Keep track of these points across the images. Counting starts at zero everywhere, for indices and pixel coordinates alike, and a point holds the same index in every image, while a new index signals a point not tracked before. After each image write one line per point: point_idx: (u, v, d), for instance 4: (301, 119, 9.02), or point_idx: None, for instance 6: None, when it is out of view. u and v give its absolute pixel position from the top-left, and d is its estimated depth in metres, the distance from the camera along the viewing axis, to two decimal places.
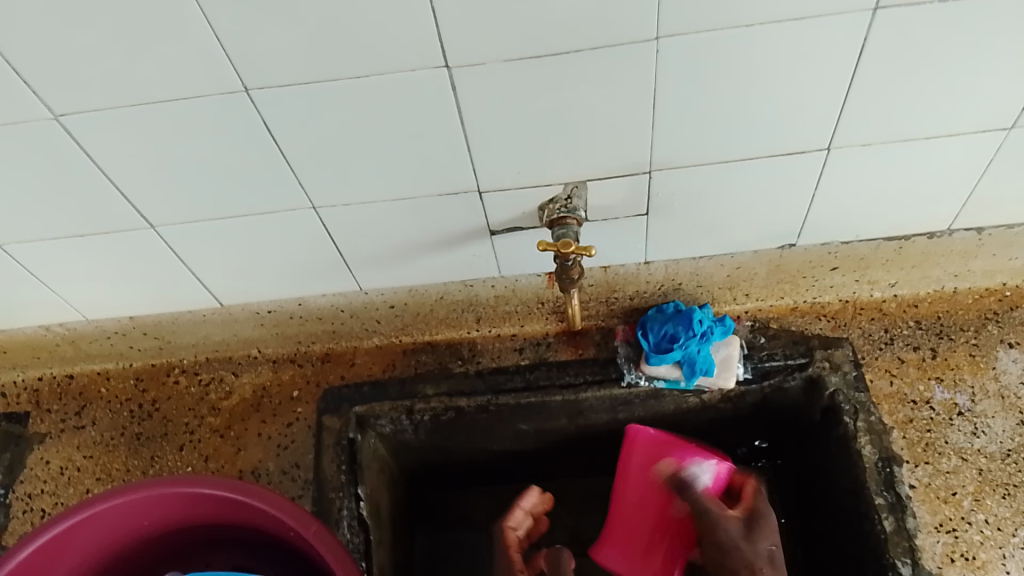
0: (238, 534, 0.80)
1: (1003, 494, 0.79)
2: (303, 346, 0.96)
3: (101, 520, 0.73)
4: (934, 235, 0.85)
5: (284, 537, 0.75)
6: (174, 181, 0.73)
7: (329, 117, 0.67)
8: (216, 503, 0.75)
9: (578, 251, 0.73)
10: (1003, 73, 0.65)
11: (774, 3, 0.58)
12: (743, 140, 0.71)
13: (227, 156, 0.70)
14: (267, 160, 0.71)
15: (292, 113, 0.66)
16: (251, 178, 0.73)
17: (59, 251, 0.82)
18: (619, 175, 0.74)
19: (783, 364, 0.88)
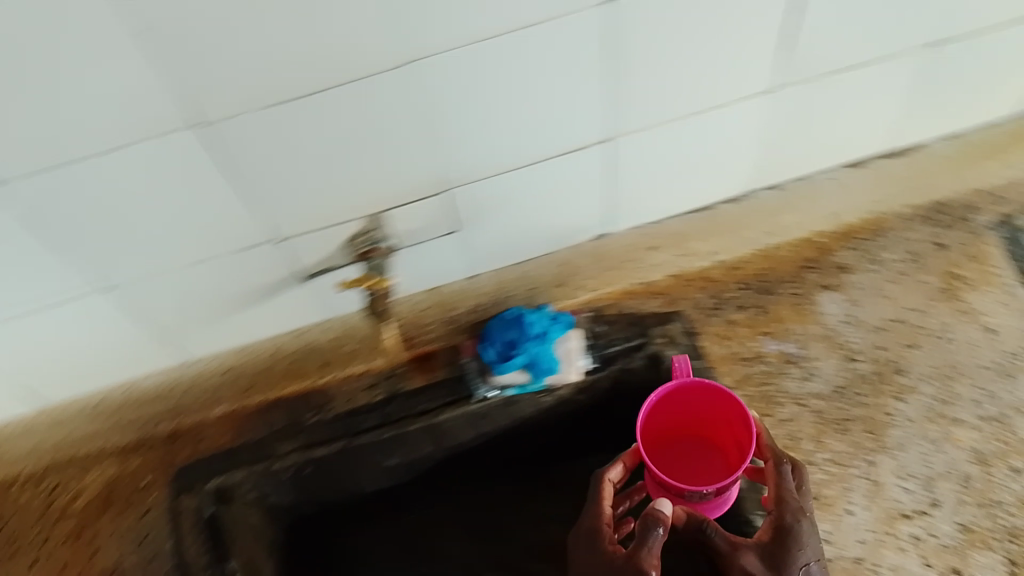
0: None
1: (841, 430, 0.84)
2: (149, 427, 0.91)
3: None
4: (738, 199, 0.92)
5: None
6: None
7: (92, 197, 0.64)
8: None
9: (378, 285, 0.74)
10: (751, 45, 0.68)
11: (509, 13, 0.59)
12: (523, 145, 0.71)
13: None
14: (39, 252, 0.67)
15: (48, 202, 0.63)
16: (29, 274, 0.69)
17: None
18: (416, 199, 0.74)
19: (622, 347, 0.92)
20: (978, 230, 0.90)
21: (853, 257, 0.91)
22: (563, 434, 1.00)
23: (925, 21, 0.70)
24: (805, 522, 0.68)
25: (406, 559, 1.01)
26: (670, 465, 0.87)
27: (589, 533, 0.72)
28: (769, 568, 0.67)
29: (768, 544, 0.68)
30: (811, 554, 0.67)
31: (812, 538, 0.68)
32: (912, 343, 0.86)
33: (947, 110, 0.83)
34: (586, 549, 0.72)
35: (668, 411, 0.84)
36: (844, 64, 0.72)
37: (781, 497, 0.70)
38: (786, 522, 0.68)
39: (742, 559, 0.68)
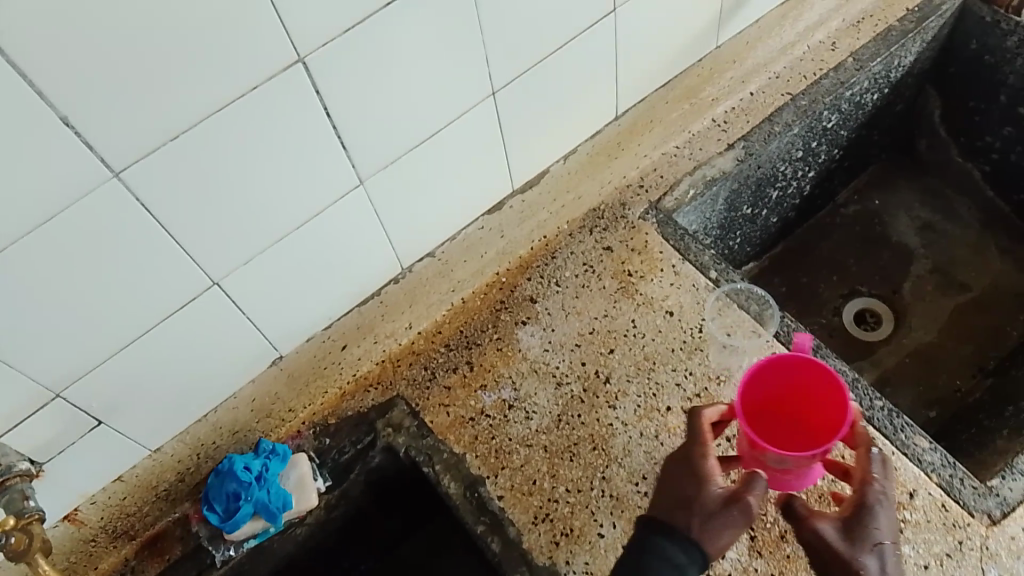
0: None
1: (570, 457, 0.85)
2: None
3: None
4: (398, 279, 0.94)
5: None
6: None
7: None
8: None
9: (26, 521, 0.69)
10: (306, 155, 0.72)
11: (25, 205, 0.59)
12: (117, 324, 0.70)
13: None
14: None
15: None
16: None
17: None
18: (25, 415, 0.70)
19: (354, 453, 0.90)
20: (635, 224, 0.97)
21: (533, 287, 0.96)
22: (344, 542, 0.96)
23: (462, 87, 0.79)
24: (884, 505, 0.70)
25: None
26: (765, 431, 0.80)
27: (689, 463, 0.74)
28: (846, 540, 0.68)
29: (847, 519, 0.70)
30: (888, 535, 0.69)
31: (892, 520, 0.70)
32: (608, 349, 0.90)
33: (549, 130, 0.93)
34: (676, 485, 0.73)
35: (774, 380, 0.78)
36: (417, 139, 0.79)
37: (867, 477, 0.71)
38: (866, 503, 0.70)
39: (817, 525, 0.70)
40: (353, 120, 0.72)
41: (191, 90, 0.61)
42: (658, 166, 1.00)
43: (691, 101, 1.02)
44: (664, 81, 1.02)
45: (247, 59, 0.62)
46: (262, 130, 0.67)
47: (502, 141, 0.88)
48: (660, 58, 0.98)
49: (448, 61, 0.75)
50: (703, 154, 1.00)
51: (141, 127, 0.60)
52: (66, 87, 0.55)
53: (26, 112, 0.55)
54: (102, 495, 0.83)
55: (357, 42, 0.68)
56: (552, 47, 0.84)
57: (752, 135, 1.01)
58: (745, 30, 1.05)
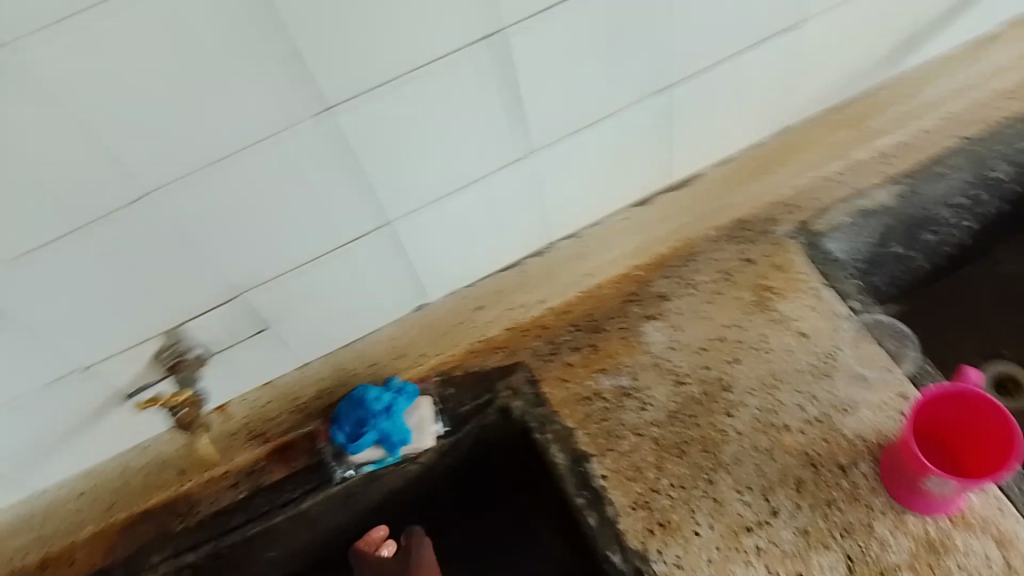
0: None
1: (679, 454, 0.87)
2: (18, 561, 0.92)
3: None
4: (541, 252, 0.99)
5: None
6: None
7: None
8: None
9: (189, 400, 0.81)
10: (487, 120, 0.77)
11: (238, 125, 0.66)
12: (297, 244, 0.78)
13: None
14: None
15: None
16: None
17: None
18: (209, 308, 0.79)
19: (474, 406, 0.95)
20: (781, 241, 0.97)
21: (668, 285, 0.97)
22: (445, 489, 1.03)
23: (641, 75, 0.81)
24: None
25: None
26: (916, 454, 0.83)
27: None
28: None
29: None
30: None
31: None
32: (734, 358, 0.91)
33: (707, 133, 0.94)
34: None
35: (946, 412, 0.81)
36: (589, 120, 0.83)
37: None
38: None
39: None
40: (537, 95, 0.77)
41: (401, 39, 0.66)
42: (814, 189, 0.99)
43: (858, 127, 1.00)
44: (830, 104, 1.00)
45: (452, 23, 0.67)
46: (449, 90, 0.72)
47: (663, 134, 0.90)
48: (839, 70, 0.94)
49: (630, 50, 0.78)
50: (863, 183, 0.99)
51: (353, 64, 0.66)
52: (302, 24, 0.61)
53: (269, 44, 0.61)
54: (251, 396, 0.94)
55: (557, 20, 0.71)
56: (730, 56, 0.85)
57: (920, 173, 1.00)
58: (936, 60, 1.02)
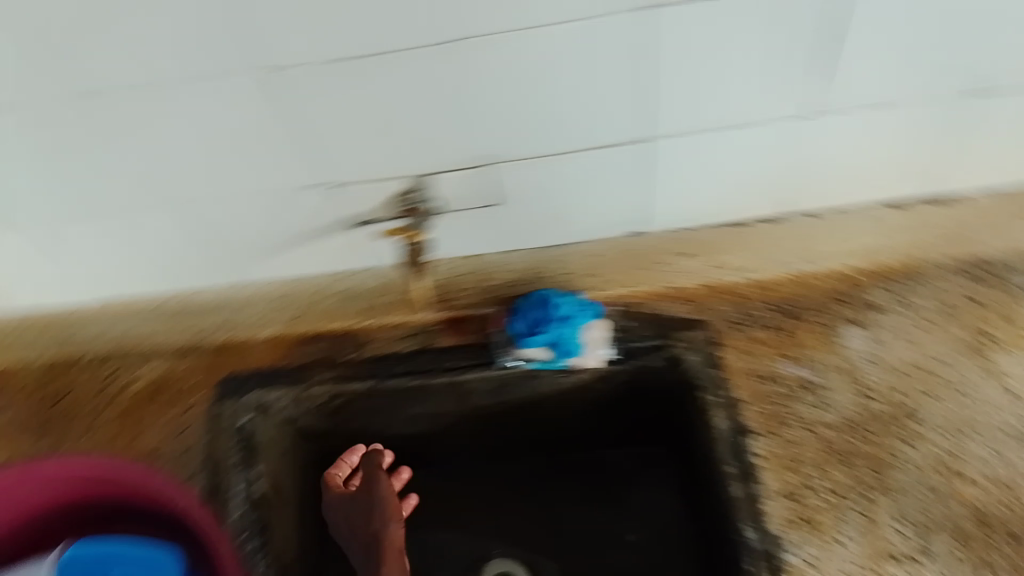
0: (136, 526, 0.87)
1: (845, 462, 0.84)
2: (199, 338, 1.00)
3: (15, 498, 0.81)
4: (775, 220, 0.94)
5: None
6: (30, 164, 0.78)
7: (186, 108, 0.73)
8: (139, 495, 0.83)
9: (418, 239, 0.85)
10: (791, 68, 0.71)
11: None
12: (557, 132, 0.77)
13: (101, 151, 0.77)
14: (131, 150, 0.77)
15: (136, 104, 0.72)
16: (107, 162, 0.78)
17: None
18: (456, 167, 0.81)
19: (646, 344, 0.93)
20: (1018, 292, 0.91)
21: (882, 296, 0.92)
22: (584, 414, 1.04)
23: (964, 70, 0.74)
24: None
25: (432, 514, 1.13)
26: None
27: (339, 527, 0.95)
28: None
29: None
30: None
31: None
32: (931, 392, 0.87)
33: (989, 155, 0.87)
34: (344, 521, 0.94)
35: None
36: (886, 104, 0.77)
37: None
38: None
39: None
40: (853, 58, 0.71)
41: None
42: None
43: None
44: None
45: None
46: (769, 25, 0.67)
47: (949, 143, 0.84)
48: None
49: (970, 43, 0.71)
50: None
51: None
52: None
53: None
54: (448, 263, 0.97)
55: None
56: None
57: None
58: None
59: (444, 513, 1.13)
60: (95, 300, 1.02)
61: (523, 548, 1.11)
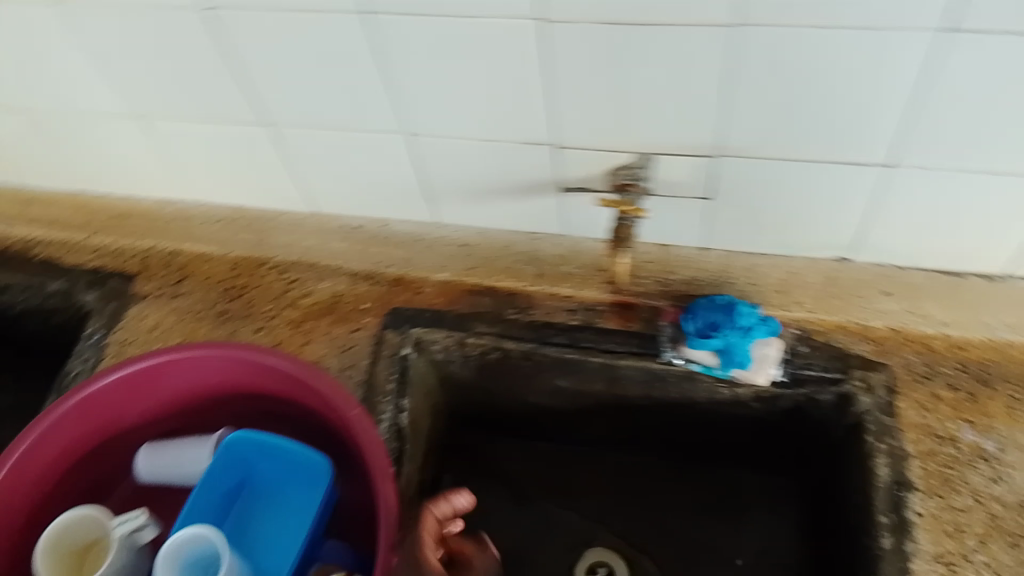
0: (299, 426, 0.91)
1: (1011, 543, 0.80)
2: (379, 268, 1.03)
3: (199, 365, 0.86)
4: (992, 278, 0.92)
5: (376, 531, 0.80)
6: (279, 74, 0.80)
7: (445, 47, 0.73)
8: (308, 393, 0.85)
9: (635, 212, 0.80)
10: None
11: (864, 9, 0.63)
12: (798, 141, 0.76)
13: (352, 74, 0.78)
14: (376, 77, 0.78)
15: (401, 38, 0.73)
16: (350, 88, 0.80)
17: (184, 119, 0.89)
18: (684, 152, 0.79)
19: (819, 375, 0.90)
20: None
21: None
22: (725, 433, 1.04)
23: None
24: None
25: (547, 491, 1.14)
26: None
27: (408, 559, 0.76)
28: None
29: None
30: None
31: None
32: None
33: None
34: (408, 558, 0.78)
35: None
36: None
37: None
38: None
39: None
40: None
41: None
42: None
43: None
44: None
45: None
46: None
47: None
48: None
49: None
50: None
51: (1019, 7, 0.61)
52: None
53: None
54: (643, 248, 0.98)
55: None
56: None
57: None
58: None
59: (560, 493, 1.14)
60: (296, 211, 1.08)
61: (622, 538, 1.10)
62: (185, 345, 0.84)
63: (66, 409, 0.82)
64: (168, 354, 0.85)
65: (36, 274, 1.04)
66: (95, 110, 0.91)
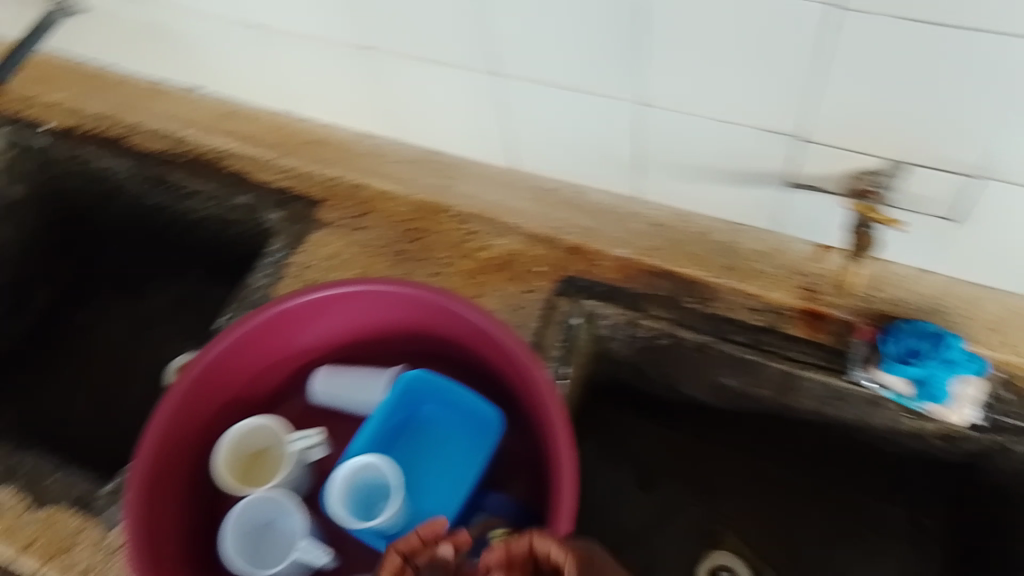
0: (473, 373, 0.92)
1: None
2: (558, 233, 1.00)
3: (383, 303, 0.88)
4: None
5: (545, 491, 0.82)
6: (525, 29, 0.78)
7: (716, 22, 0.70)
8: (490, 345, 0.85)
9: (883, 221, 0.75)
10: None
11: None
12: None
13: (603, 37, 0.76)
14: (629, 43, 0.75)
15: (669, 6, 0.70)
16: (595, 53, 0.77)
17: (414, 59, 0.89)
18: (940, 168, 0.75)
19: (1016, 425, 0.85)
20: None
21: None
22: (886, 458, 1.01)
23: None
24: None
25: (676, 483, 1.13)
26: None
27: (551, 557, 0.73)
28: None
29: None
30: None
31: None
32: None
33: None
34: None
35: None
36: None
37: None
38: None
39: None
40: None
41: None
42: None
43: None
44: None
45: None
46: None
47: None
48: None
49: None
50: None
51: None
52: None
53: None
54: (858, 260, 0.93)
55: None
56: None
57: None
58: None
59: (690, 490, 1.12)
60: (488, 163, 1.05)
61: (751, 546, 1.07)
62: (374, 280, 0.86)
63: (259, 323, 0.85)
64: (355, 287, 0.86)
65: (224, 185, 1.06)
66: (321, 37, 0.92)
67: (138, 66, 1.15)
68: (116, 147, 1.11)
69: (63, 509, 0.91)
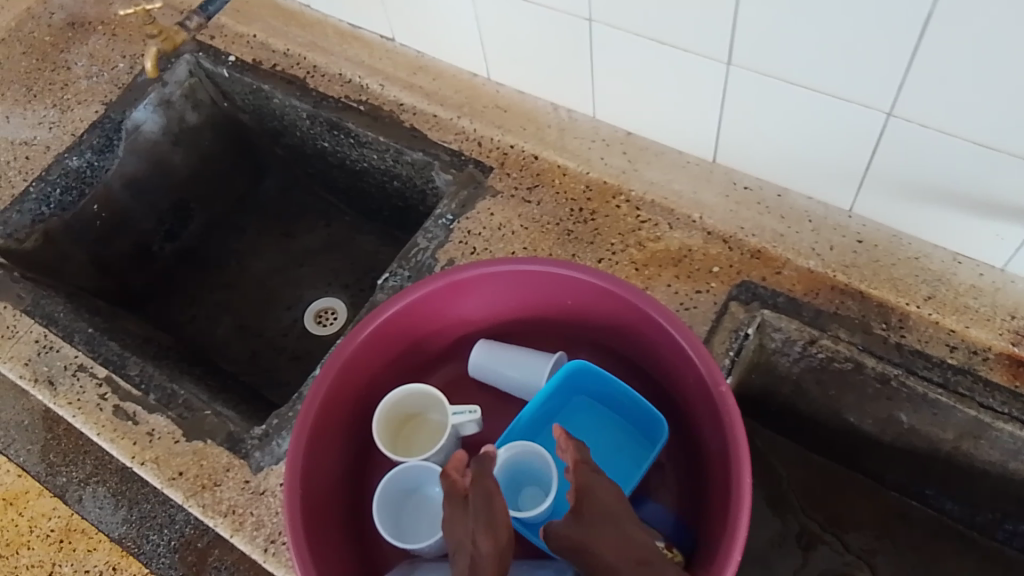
0: (641, 370, 0.87)
1: None
2: (742, 234, 0.93)
3: (560, 285, 0.84)
4: None
5: (709, 511, 0.76)
6: (782, 21, 0.74)
7: (1005, 40, 0.66)
8: (668, 345, 0.80)
9: None
10: None
11: None
12: None
13: (870, 41, 0.72)
14: (895, 53, 0.71)
15: (960, 19, 0.66)
16: (860, 53, 0.73)
17: (645, 37, 0.85)
18: None
19: None
20: None
21: None
22: None
23: None
24: None
25: (811, 509, 1.07)
26: None
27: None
28: None
29: None
30: None
31: None
32: None
33: None
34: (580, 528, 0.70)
35: None
36: None
37: None
38: None
39: None
40: None
41: None
42: None
43: None
44: None
45: None
46: None
47: None
48: None
49: None
50: None
51: None
52: None
53: None
54: None
55: None
56: None
57: None
58: None
59: (826, 518, 1.06)
60: (679, 151, 0.99)
61: None
62: (557, 261, 0.82)
63: (434, 288, 0.83)
64: (536, 265, 0.82)
65: (398, 139, 1.03)
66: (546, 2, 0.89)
67: (333, 8, 1.13)
68: (299, 85, 1.10)
69: (214, 444, 0.92)
